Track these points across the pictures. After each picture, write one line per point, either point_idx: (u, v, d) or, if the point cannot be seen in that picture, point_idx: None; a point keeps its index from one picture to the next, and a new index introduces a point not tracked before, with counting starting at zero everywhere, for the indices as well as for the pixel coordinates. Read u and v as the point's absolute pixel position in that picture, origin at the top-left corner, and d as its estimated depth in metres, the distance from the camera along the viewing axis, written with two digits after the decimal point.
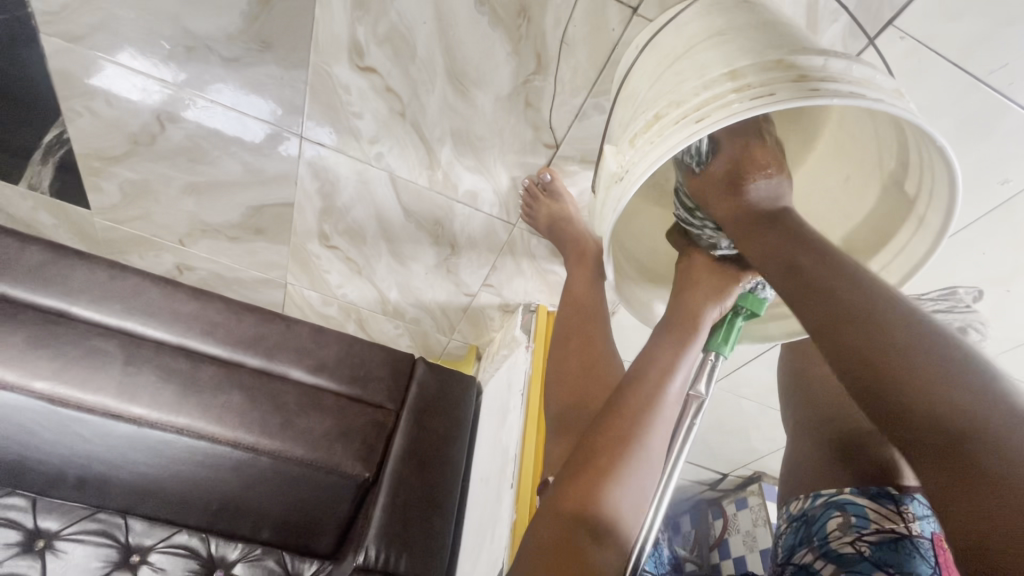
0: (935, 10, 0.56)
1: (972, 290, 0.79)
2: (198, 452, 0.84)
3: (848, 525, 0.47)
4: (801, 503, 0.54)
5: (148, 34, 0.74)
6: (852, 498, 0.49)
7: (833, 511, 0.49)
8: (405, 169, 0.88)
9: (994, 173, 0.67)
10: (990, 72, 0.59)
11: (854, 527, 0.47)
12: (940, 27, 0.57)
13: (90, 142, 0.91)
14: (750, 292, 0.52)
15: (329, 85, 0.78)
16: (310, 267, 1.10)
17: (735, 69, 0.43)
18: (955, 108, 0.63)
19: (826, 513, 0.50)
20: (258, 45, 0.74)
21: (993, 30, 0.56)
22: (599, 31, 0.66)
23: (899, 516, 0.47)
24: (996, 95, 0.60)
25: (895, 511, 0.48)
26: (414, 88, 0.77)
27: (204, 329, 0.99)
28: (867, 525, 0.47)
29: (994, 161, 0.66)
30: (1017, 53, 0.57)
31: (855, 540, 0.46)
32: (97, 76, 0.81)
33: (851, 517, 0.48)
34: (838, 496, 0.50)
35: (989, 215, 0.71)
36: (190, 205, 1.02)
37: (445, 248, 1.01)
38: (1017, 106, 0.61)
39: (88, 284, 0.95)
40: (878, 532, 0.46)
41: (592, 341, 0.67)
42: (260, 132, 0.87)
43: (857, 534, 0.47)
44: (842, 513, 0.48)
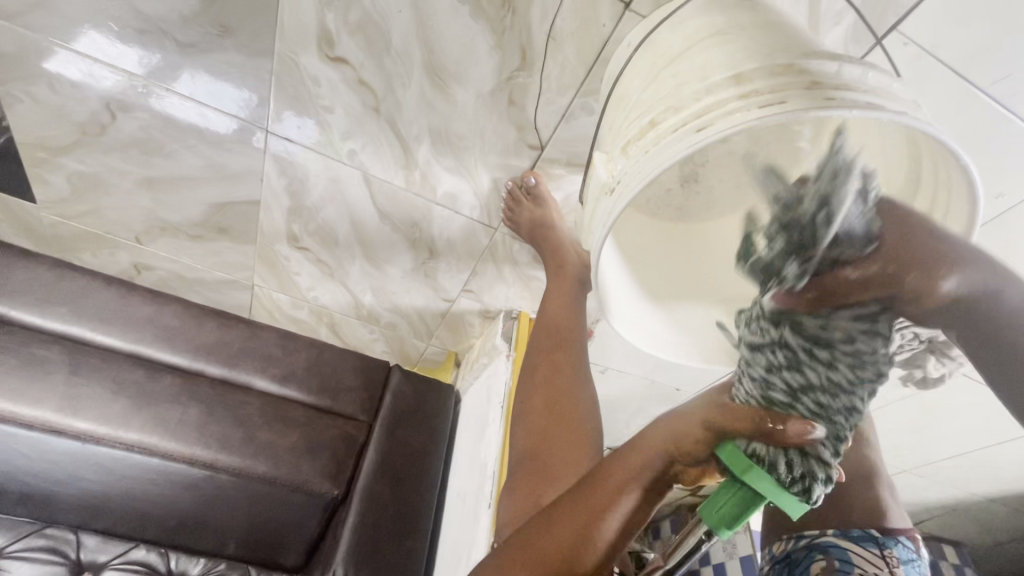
0: (940, 15, 0.53)
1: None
2: (152, 469, 0.78)
3: (833, 569, 0.41)
4: (784, 543, 0.48)
5: (93, 13, 0.67)
6: (837, 541, 0.44)
7: (816, 554, 0.43)
8: (379, 168, 0.83)
9: (989, 187, 0.64)
10: (992, 82, 0.56)
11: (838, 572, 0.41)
12: (946, 33, 0.54)
13: (34, 131, 0.83)
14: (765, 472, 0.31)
15: (296, 75, 0.72)
16: (278, 269, 1.04)
17: (741, 73, 0.39)
18: (957, 118, 0.60)
19: (809, 557, 0.44)
20: (218, 30, 0.68)
21: (999, 38, 0.53)
22: (588, 27, 0.62)
23: (884, 561, 0.42)
24: (997, 106, 0.58)
25: (880, 556, 0.43)
26: (389, 82, 0.71)
27: (161, 335, 0.92)
28: (852, 570, 0.41)
29: (991, 174, 0.63)
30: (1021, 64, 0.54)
31: None
32: (49, 62, 0.74)
33: (835, 561, 0.42)
34: (820, 539, 0.45)
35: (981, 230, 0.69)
36: (147, 201, 0.94)
37: (423, 252, 0.95)
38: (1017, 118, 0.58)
39: (32, 285, 0.87)
40: None
41: (560, 382, 0.60)
42: (221, 125, 0.80)
43: None
44: (826, 557, 0.43)
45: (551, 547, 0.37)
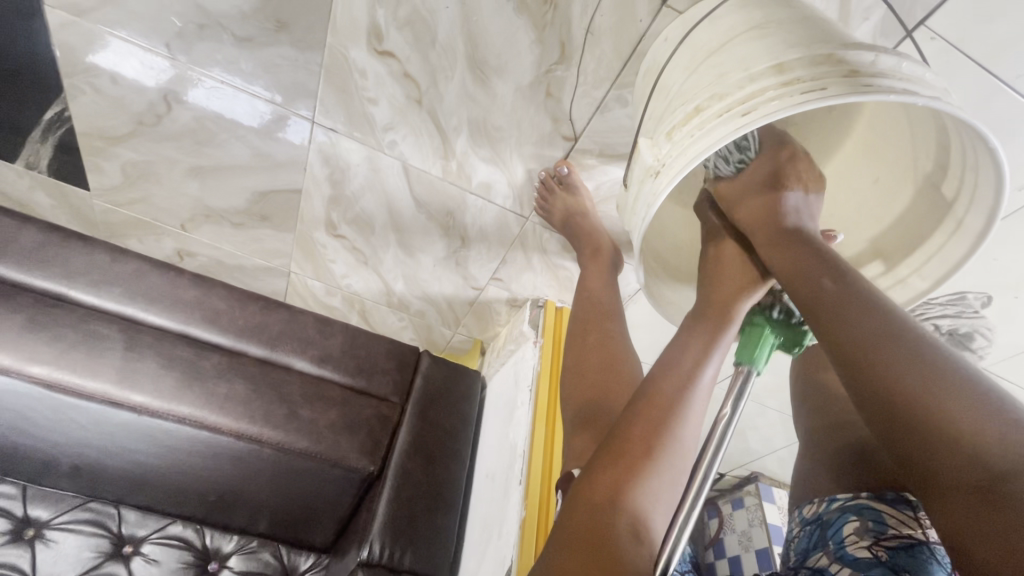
0: (970, 10, 0.56)
1: (981, 296, 0.77)
2: (202, 442, 0.82)
3: (865, 529, 0.44)
4: (815, 507, 0.51)
5: (158, 9, 0.72)
6: (870, 504, 0.46)
7: (850, 515, 0.47)
8: (418, 158, 0.86)
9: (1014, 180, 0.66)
10: (1018, 75, 0.59)
11: (871, 532, 0.44)
12: (973, 27, 0.57)
13: (93, 121, 0.88)
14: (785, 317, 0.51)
15: (344, 69, 0.76)
16: (315, 256, 1.08)
17: (783, 63, 0.42)
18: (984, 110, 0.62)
19: (843, 518, 0.47)
20: (274, 26, 0.72)
21: None
22: (627, 21, 0.65)
23: (917, 522, 0.44)
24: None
25: (913, 517, 0.44)
26: (433, 75, 0.75)
27: (206, 317, 0.96)
28: (885, 530, 0.44)
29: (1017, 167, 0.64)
30: None
31: (872, 544, 0.43)
32: (97, 54, 0.78)
33: (868, 522, 0.45)
34: (855, 501, 0.48)
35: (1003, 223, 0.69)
36: (194, 189, 0.99)
37: (454, 240, 0.99)
38: None
39: (87, 266, 0.92)
40: (897, 537, 0.43)
41: (614, 346, 0.64)
42: (266, 114, 0.84)
43: (874, 539, 0.43)
44: (858, 518, 0.46)
45: (652, 419, 0.43)
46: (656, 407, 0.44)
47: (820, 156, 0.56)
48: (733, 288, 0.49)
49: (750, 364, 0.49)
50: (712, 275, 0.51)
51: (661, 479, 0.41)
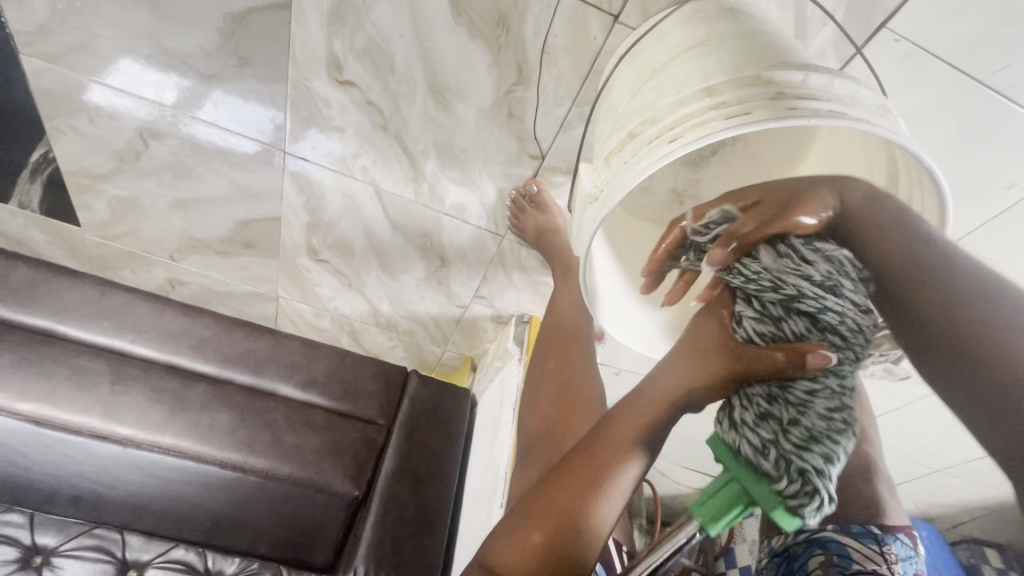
0: (931, 11, 0.54)
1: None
2: (187, 472, 0.84)
3: (831, 564, 0.44)
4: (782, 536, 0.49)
5: (126, 52, 0.74)
6: (836, 536, 0.45)
7: (815, 548, 0.45)
8: (390, 182, 0.87)
9: (998, 178, 0.63)
10: (992, 73, 0.56)
11: (837, 568, 0.43)
12: (935, 27, 0.55)
13: (77, 160, 0.91)
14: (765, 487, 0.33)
15: (308, 99, 0.77)
16: (301, 281, 1.09)
17: (712, 85, 0.41)
18: (955, 112, 0.60)
19: (808, 551, 0.46)
20: (236, 61, 0.73)
21: (998, 29, 0.53)
22: (581, 40, 0.64)
23: (882, 557, 0.44)
24: (1000, 97, 0.57)
25: (878, 551, 0.44)
26: (395, 102, 0.75)
27: (193, 346, 0.98)
28: (851, 565, 0.43)
29: (994, 166, 0.63)
30: (1019, 54, 0.54)
31: None
32: (93, 90, 0.80)
33: (834, 556, 0.44)
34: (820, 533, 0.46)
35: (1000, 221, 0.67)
36: (179, 221, 1.01)
37: (434, 261, 0.99)
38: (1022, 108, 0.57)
39: (76, 302, 0.95)
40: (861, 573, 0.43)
41: (573, 380, 0.66)
42: (246, 146, 0.85)
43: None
44: (824, 552, 0.45)
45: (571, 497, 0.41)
46: (576, 485, 0.41)
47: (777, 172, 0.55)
48: (679, 369, 0.42)
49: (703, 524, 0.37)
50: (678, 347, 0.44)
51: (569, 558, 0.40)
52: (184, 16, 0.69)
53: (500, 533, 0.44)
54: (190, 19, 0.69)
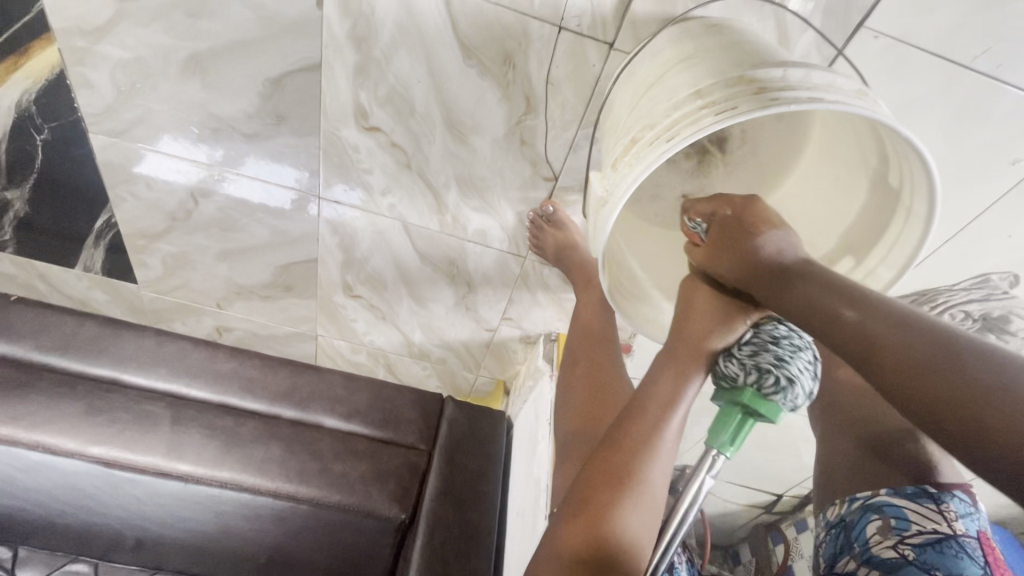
0: (903, 10, 0.63)
1: (1007, 276, 0.90)
2: (243, 504, 0.88)
3: (889, 528, 0.51)
4: (837, 509, 0.58)
5: (179, 122, 0.84)
6: (891, 500, 0.53)
7: (871, 514, 0.53)
8: (415, 216, 0.93)
9: (1003, 155, 0.76)
10: (975, 57, 0.66)
11: (895, 530, 0.51)
12: (912, 22, 0.64)
13: (135, 223, 1.01)
14: (761, 396, 0.45)
15: (338, 147, 0.85)
16: (337, 317, 1.15)
17: (701, 88, 0.46)
18: (949, 95, 0.70)
19: (865, 517, 0.54)
20: (274, 119, 0.82)
21: (969, 15, 0.63)
22: (581, 68, 0.71)
23: (942, 515, 0.50)
24: (987, 77, 0.68)
25: (938, 510, 0.51)
26: (417, 141, 0.82)
27: (243, 386, 1.04)
28: (908, 527, 0.51)
29: (1002, 143, 0.75)
30: (994, 38, 0.65)
31: (897, 543, 0.50)
32: (140, 164, 0.91)
33: (891, 520, 0.52)
34: (875, 498, 0.55)
35: (1009, 193, 0.81)
36: (225, 271, 1.09)
37: (462, 287, 1.04)
38: (1007, 87, 0.69)
39: (137, 351, 1.02)
40: (921, 533, 0.50)
41: (600, 371, 0.74)
42: (283, 198, 0.94)
43: (899, 537, 0.50)
44: (881, 516, 0.53)
45: (613, 481, 0.48)
46: (626, 451, 0.49)
47: (779, 170, 0.61)
48: (689, 329, 0.54)
49: (722, 448, 0.45)
50: (685, 313, 0.56)
51: (627, 528, 0.47)
52: (229, 86, 0.78)
53: (554, 523, 0.50)
54: (235, 88, 0.79)
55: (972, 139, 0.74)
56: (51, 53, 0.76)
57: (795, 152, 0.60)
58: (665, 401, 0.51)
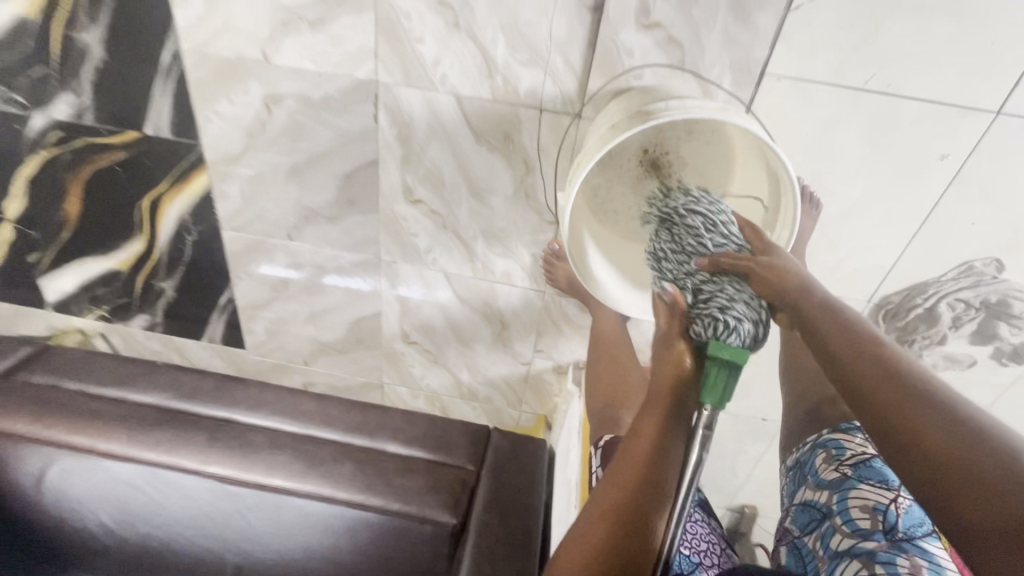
0: (794, 59, 0.84)
1: (991, 260, 0.99)
2: (321, 513, 1.05)
3: (831, 456, 0.70)
4: (794, 456, 0.76)
5: (283, 214, 1.16)
6: (832, 437, 0.72)
7: (819, 450, 0.72)
8: (453, 266, 1.17)
9: (933, 153, 0.90)
10: (867, 81, 0.85)
11: (835, 456, 0.69)
12: (804, 65, 0.85)
13: (248, 297, 1.32)
14: (721, 346, 0.58)
15: (392, 218, 1.13)
16: (399, 364, 1.37)
17: (616, 125, 0.69)
18: (859, 111, 0.88)
19: (814, 452, 0.73)
20: (347, 203, 1.12)
21: (849, 54, 0.83)
22: (562, 134, 0.96)
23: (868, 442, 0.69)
24: (885, 95, 0.86)
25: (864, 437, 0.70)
26: (449, 205, 1.09)
27: (323, 422, 1.25)
28: (844, 452, 0.69)
29: (927, 143, 0.89)
30: (876, 65, 0.84)
31: (839, 465, 0.68)
32: (256, 252, 1.23)
33: (832, 450, 0.70)
34: (820, 438, 0.74)
35: (953, 185, 0.93)
36: (311, 331, 1.36)
37: (496, 324, 1.24)
38: (905, 99, 0.86)
39: (244, 398, 1.28)
40: (853, 454, 0.68)
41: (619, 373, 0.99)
42: (354, 264, 1.22)
43: (839, 460, 0.68)
44: (825, 450, 0.71)
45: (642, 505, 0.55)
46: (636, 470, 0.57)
47: (720, 180, 0.83)
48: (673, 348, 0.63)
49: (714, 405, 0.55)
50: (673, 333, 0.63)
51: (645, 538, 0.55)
52: (317, 183, 1.10)
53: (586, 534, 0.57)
54: (321, 184, 1.10)
55: (894, 144, 0.90)
56: (203, 178, 1.13)
57: (728, 164, 0.83)
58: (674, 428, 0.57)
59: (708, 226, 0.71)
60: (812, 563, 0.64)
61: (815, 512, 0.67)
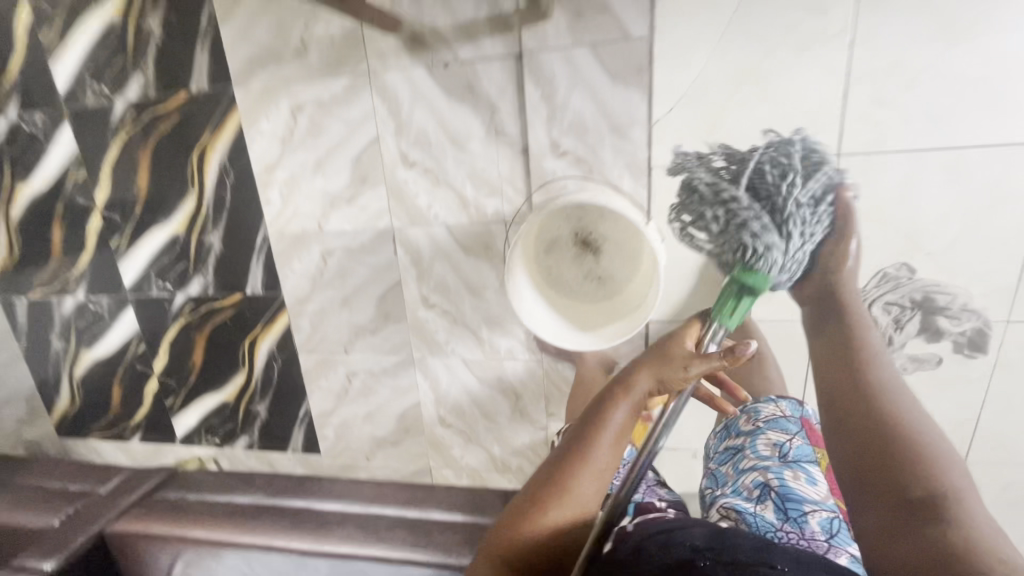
0: (669, 152, 1.17)
1: (903, 264, 1.16)
2: (378, 574, 1.27)
3: (751, 414, 1.18)
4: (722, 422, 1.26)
5: (340, 334, 1.54)
6: (753, 405, 1.20)
7: (743, 414, 1.20)
8: (469, 352, 1.47)
9: None
10: None
11: (753, 415, 1.18)
12: (678, 154, 1.17)
13: (320, 407, 1.66)
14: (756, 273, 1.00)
15: (417, 322, 1.48)
16: (442, 447, 1.62)
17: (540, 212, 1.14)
18: None
19: (739, 415, 1.21)
20: (384, 317, 1.49)
21: (707, 141, 1.15)
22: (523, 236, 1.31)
23: (777, 408, 1.18)
24: None
25: (774, 406, 1.19)
26: (456, 304, 1.43)
27: (381, 503, 1.49)
28: (759, 412, 1.18)
29: None
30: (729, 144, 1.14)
31: (754, 419, 1.17)
32: (323, 369, 1.60)
33: (751, 412, 1.19)
34: (744, 406, 1.21)
35: None
36: (370, 429, 1.65)
37: (512, 396, 1.49)
38: None
39: (320, 491, 1.56)
40: (768, 415, 1.16)
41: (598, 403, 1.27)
42: (395, 365, 1.55)
43: (755, 416, 1.17)
44: (748, 413, 1.19)
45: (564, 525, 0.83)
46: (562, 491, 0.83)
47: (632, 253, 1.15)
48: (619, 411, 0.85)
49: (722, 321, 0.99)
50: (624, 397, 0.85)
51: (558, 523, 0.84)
52: (361, 306, 1.50)
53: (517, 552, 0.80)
54: (364, 307, 1.49)
55: None
56: (284, 317, 1.56)
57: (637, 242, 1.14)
58: (598, 478, 0.83)
59: (773, 163, 1.01)
60: (724, 475, 1.10)
61: (737, 452, 1.13)
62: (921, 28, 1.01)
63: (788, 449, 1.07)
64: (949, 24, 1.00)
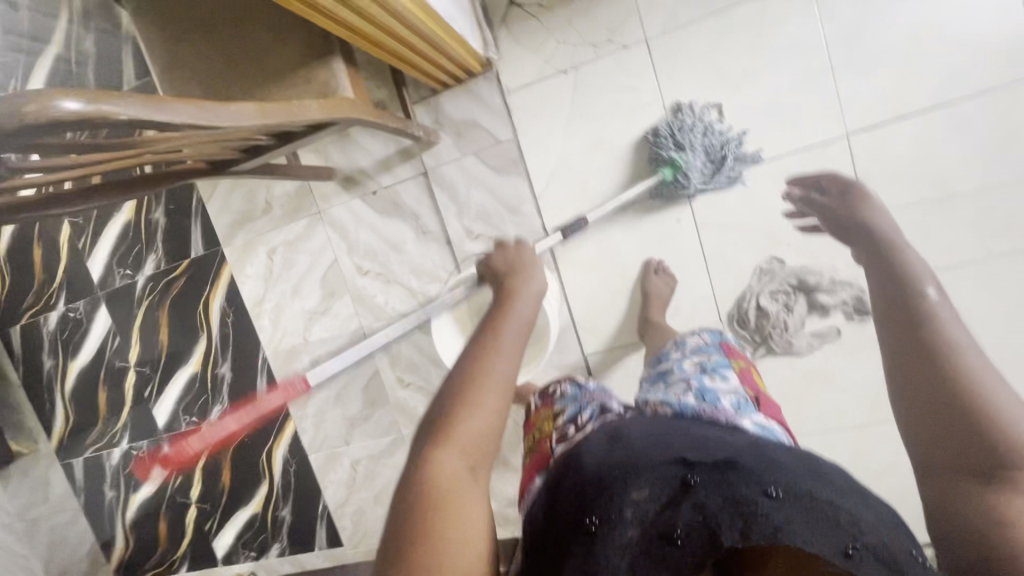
0: (556, 216, 1.45)
1: (772, 258, 1.37)
2: None
3: (679, 346, 1.13)
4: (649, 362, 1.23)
5: (340, 428, 1.77)
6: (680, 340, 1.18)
7: (671, 347, 1.17)
8: None
9: (671, 221, 1.41)
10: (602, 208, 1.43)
11: (679, 346, 1.13)
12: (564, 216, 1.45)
13: (336, 500, 1.84)
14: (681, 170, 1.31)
15: (400, 401, 1.70)
16: None
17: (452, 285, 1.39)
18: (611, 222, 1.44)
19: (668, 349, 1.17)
20: (372, 403, 1.73)
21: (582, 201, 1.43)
22: None
23: (704, 339, 1.14)
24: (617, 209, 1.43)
25: (700, 336, 1.15)
26: (428, 378, 1.66)
27: None
28: (685, 343, 1.13)
29: (662, 218, 1.41)
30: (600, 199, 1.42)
31: (678, 349, 1.11)
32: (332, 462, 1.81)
33: (675, 345, 1.16)
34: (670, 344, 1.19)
35: (700, 229, 1.40)
36: (382, 511, 1.81)
37: None
38: (630, 205, 1.42)
39: None
40: (695, 344, 1.11)
41: None
42: (391, 444, 1.75)
43: (679, 347, 1.12)
44: (672, 346, 1.17)
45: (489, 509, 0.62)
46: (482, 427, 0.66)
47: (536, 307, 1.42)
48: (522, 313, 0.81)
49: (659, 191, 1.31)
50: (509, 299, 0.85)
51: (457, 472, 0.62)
52: (352, 398, 1.74)
53: (455, 540, 0.55)
54: (355, 398, 1.74)
55: (643, 227, 1.43)
56: (291, 423, 1.81)
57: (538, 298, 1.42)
58: (485, 409, 0.65)
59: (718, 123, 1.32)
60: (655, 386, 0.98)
61: (664, 373, 1.04)
62: (708, 81, 1.31)
63: (709, 363, 1.02)
64: (727, 74, 1.30)
